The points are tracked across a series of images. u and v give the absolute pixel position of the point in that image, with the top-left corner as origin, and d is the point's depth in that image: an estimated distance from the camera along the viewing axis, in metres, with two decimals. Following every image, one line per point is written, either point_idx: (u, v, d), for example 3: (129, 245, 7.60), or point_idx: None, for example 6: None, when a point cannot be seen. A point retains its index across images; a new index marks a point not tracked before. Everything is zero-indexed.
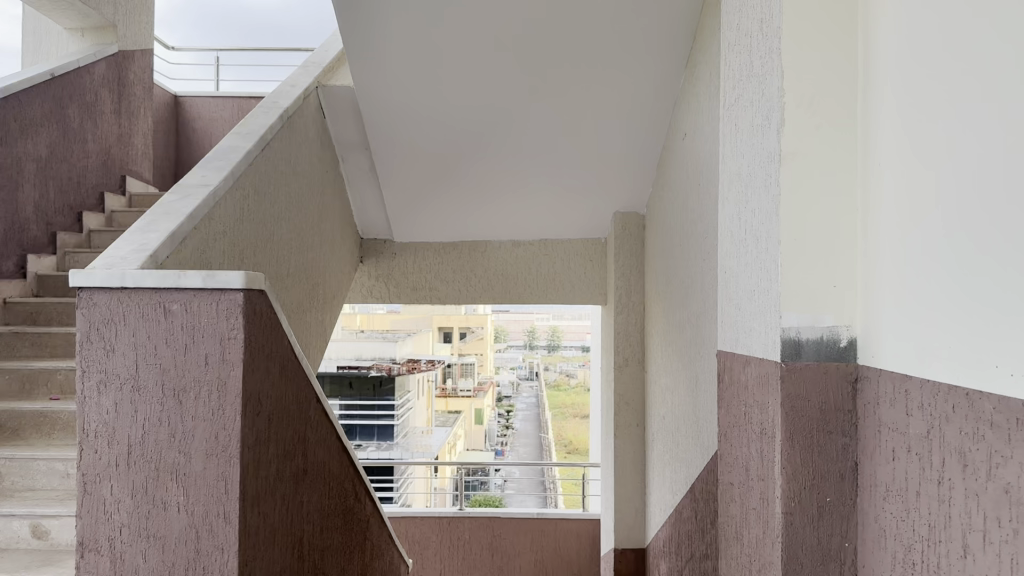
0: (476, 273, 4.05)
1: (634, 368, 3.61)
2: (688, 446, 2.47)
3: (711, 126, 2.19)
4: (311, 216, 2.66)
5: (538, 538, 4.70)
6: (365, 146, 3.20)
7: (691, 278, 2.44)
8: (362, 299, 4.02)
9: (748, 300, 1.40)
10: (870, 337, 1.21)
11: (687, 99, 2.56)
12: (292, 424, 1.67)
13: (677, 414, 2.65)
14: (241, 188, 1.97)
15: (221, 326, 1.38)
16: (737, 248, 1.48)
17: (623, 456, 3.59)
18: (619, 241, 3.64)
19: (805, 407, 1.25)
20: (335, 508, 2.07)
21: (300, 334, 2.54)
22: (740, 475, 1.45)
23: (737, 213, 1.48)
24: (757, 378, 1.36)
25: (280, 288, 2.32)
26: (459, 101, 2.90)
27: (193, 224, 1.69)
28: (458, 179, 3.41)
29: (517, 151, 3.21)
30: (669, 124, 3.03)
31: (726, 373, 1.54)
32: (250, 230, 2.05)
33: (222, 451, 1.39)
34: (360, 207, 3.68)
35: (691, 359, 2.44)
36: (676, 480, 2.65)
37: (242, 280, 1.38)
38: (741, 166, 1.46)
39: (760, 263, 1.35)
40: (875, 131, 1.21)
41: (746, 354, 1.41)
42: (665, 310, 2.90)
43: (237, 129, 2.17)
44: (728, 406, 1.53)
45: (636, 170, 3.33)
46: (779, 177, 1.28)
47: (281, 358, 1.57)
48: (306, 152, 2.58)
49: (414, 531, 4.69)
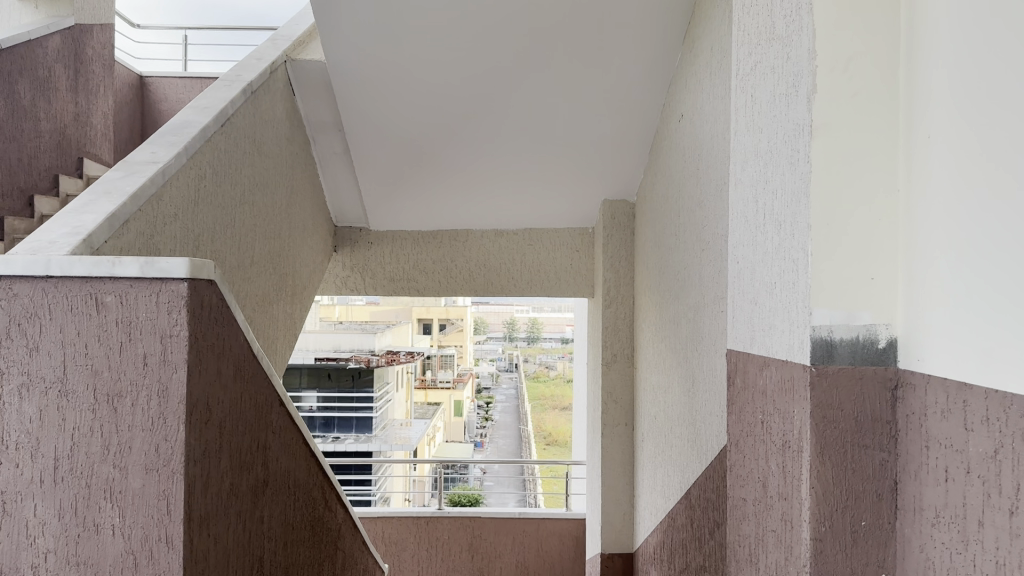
0: (457, 264, 3.87)
1: (623, 364, 3.45)
2: (684, 449, 2.31)
3: (715, 105, 2.02)
4: (280, 201, 2.47)
5: (520, 539, 4.54)
6: (338, 127, 3.01)
7: (689, 269, 2.27)
8: (336, 290, 3.83)
9: (768, 295, 1.23)
10: (913, 336, 1.05)
11: (684, 78, 2.39)
12: (250, 431, 1.49)
13: (671, 415, 2.49)
14: (196, 167, 1.78)
15: (161, 322, 1.20)
16: (753, 236, 1.31)
17: (610, 457, 3.43)
18: (608, 231, 3.47)
19: (837, 417, 1.09)
20: (302, 520, 1.89)
21: (266, 328, 2.35)
22: (756, 491, 1.29)
23: (753, 196, 1.31)
24: (778, 383, 1.19)
25: (244, 279, 2.13)
26: (439, 79, 2.72)
27: (138, 205, 1.50)
28: (437, 164, 3.22)
29: (500, 133, 3.03)
30: (663, 106, 2.86)
31: (739, 376, 1.37)
32: (207, 215, 1.85)
33: (163, 466, 1.20)
34: (333, 193, 3.49)
35: (687, 356, 2.28)
36: (670, 485, 2.49)
37: (185, 268, 1.20)
38: (758, 142, 1.29)
39: (784, 252, 1.18)
40: (921, 98, 1.04)
41: (765, 356, 1.24)
42: (657, 303, 2.74)
43: (194, 103, 1.97)
44: (741, 413, 1.36)
45: (626, 155, 3.16)
46: (808, 153, 1.11)
47: (236, 357, 1.38)
48: (273, 132, 2.39)
49: (391, 532, 4.51)
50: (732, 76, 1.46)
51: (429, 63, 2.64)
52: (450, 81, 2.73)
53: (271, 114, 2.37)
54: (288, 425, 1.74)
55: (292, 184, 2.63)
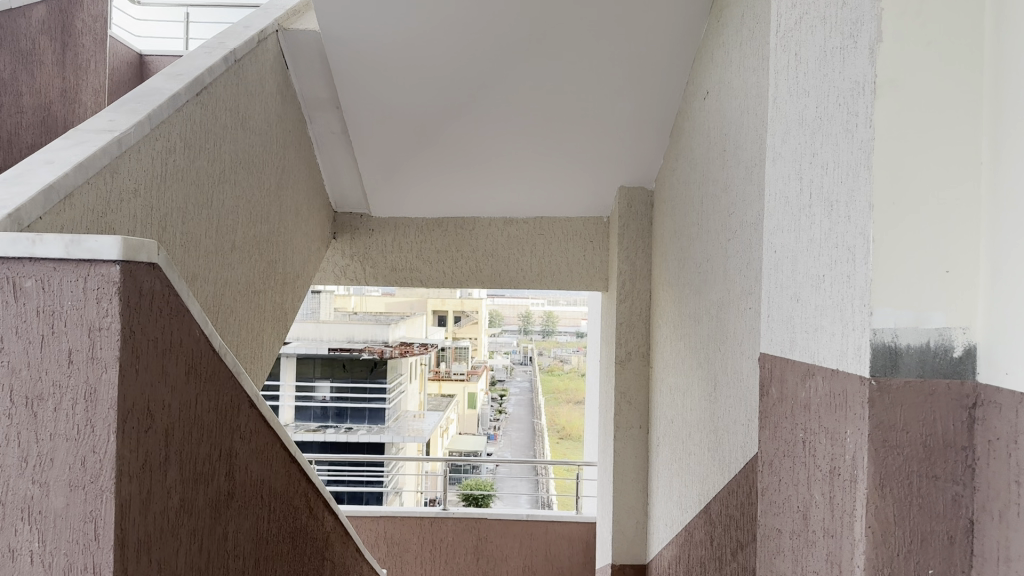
0: (463, 254, 3.67)
1: (638, 362, 3.25)
2: (703, 459, 2.11)
3: (747, 78, 1.81)
4: (268, 184, 2.28)
5: (527, 542, 4.35)
6: (335, 104, 2.82)
7: (711, 261, 2.07)
8: (334, 279, 3.64)
9: (815, 290, 1.03)
10: (997, 344, 0.84)
11: (711, 51, 2.18)
12: (209, 438, 1.30)
13: (689, 421, 2.29)
14: (163, 139, 1.59)
15: (89, 314, 1.00)
16: (795, 220, 1.10)
17: (623, 461, 3.23)
18: (624, 220, 3.27)
19: (902, 442, 0.88)
20: (280, 533, 1.70)
21: (250, 319, 2.17)
22: (794, 522, 1.09)
23: (796, 171, 1.11)
24: (826, 398, 0.99)
25: (224, 267, 1.94)
26: (443, 52, 2.52)
27: (85, 177, 1.31)
28: (441, 145, 3.03)
29: (511, 111, 2.83)
30: (687, 83, 2.65)
31: (774, 386, 1.17)
32: (177, 194, 1.66)
33: (91, 483, 1.00)
34: (332, 176, 3.30)
35: (709, 356, 2.07)
36: (687, 497, 2.29)
37: (118, 249, 1.01)
38: (806, 108, 1.09)
39: (835, 239, 0.97)
40: (1012, 46, 0.83)
41: (809, 363, 1.04)
42: (675, 299, 2.54)
43: (169, 69, 1.78)
44: (776, 428, 1.16)
45: (648, 138, 2.95)
46: (870, 116, 0.90)
47: (187, 355, 1.19)
48: (261, 107, 2.20)
49: (393, 533, 4.34)
50: (771, 34, 1.25)
51: (433, 35, 2.44)
52: (455, 55, 2.53)
53: (259, 87, 2.18)
54: (261, 428, 1.55)
55: (284, 166, 2.45)
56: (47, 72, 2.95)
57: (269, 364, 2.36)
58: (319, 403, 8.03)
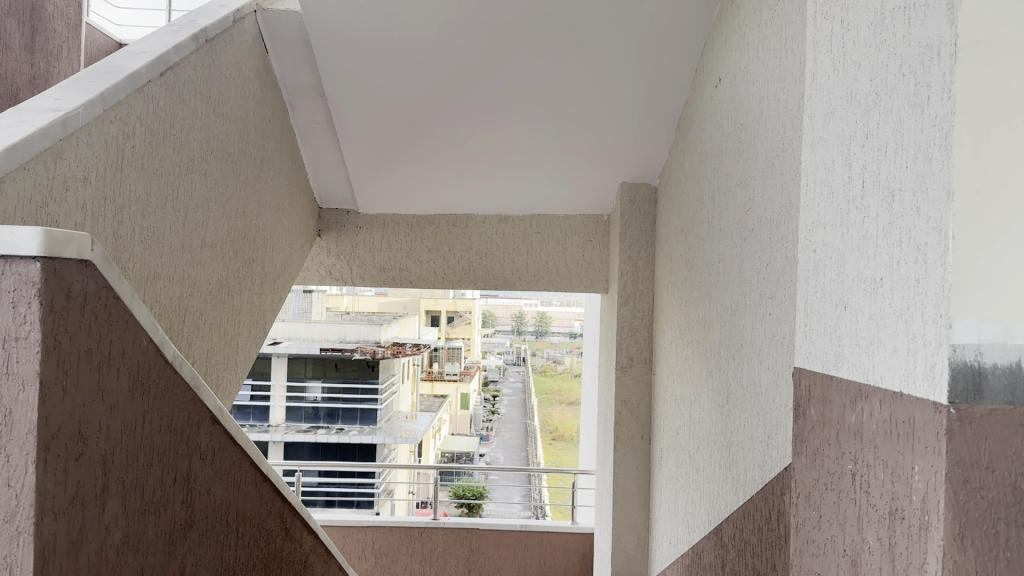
0: (455, 252, 3.50)
1: (640, 368, 3.09)
2: (714, 476, 1.95)
3: (768, 62, 1.65)
4: (245, 177, 2.11)
5: (521, 553, 4.18)
6: (320, 92, 2.65)
7: (726, 261, 1.90)
8: (319, 279, 3.46)
9: (871, 296, 0.87)
10: None
11: (724, 34, 2.02)
12: (160, 461, 1.13)
13: (698, 433, 2.13)
14: (120, 121, 1.42)
15: (4, 321, 0.84)
16: (842, 215, 0.95)
17: (624, 473, 3.08)
18: (625, 218, 3.10)
19: (989, 485, 0.72)
20: (250, 561, 1.53)
21: (223, 322, 2.00)
22: (840, 569, 0.92)
23: (843, 156, 0.95)
24: (885, 426, 0.83)
25: (193, 266, 1.78)
26: (438, 36, 2.37)
27: (20, 161, 1.14)
28: (432, 137, 2.87)
29: (508, 101, 2.66)
30: (696, 72, 2.49)
31: (815, 407, 1.01)
32: (137, 185, 1.49)
33: (5, 524, 0.83)
34: (317, 170, 3.13)
35: (722, 366, 1.91)
36: (694, 515, 2.13)
37: (39, 243, 0.84)
38: (857, 82, 0.93)
39: (898, 235, 0.82)
40: None
41: (861, 382, 0.88)
42: (682, 303, 2.38)
43: (131, 46, 1.61)
44: (816, 455, 1.00)
45: (652, 129, 2.79)
46: (947, 85, 0.74)
47: (131, 368, 1.02)
48: (237, 93, 2.03)
49: (381, 543, 4.17)
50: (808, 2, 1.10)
51: (426, 15, 2.28)
52: (449, 37, 2.37)
53: (235, 71, 2.01)
54: (226, 446, 1.38)
55: (264, 158, 2.28)
56: (14, 58, 2.76)
57: (243, 371, 2.19)
58: (309, 404, 7.95)
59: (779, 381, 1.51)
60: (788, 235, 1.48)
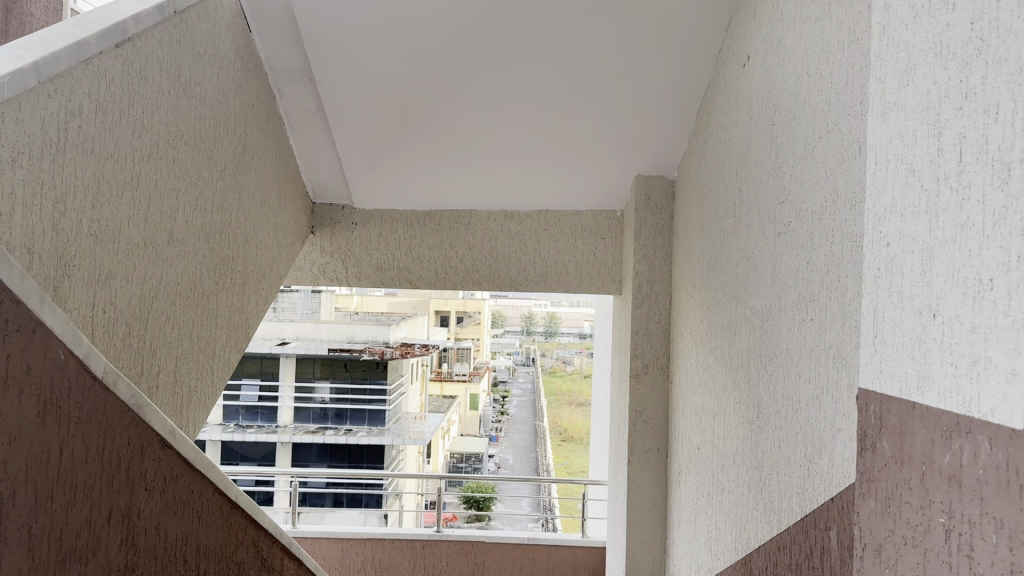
0: (457, 251, 3.31)
1: (656, 375, 2.89)
2: (742, 499, 1.75)
3: (807, 30, 1.45)
4: (223, 168, 1.92)
5: (529, 568, 3.99)
6: (310, 76, 2.46)
7: (756, 259, 1.70)
8: (312, 279, 3.29)
9: (975, 300, 0.67)
10: None
11: (753, 4, 1.81)
12: (88, 499, 0.93)
13: (722, 451, 1.93)
14: (63, 97, 1.23)
15: None
16: (929, 198, 0.74)
17: (639, 488, 2.88)
18: (640, 213, 2.90)
19: None
20: None
21: (195, 325, 1.80)
22: None
23: (928, 120, 0.75)
24: (998, 473, 0.63)
25: (157, 263, 1.59)
26: (437, 10, 2.18)
27: None
28: (433, 124, 2.68)
29: (514, 85, 2.47)
30: (719, 51, 2.29)
31: (890, 440, 0.80)
32: (85, 168, 1.31)
33: None
34: (309, 162, 2.95)
35: (751, 377, 1.71)
36: (718, 541, 1.93)
37: None
38: (949, 29, 0.72)
39: (1019, 221, 0.62)
40: None
41: (960, 415, 0.68)
42: (703, 306, 2.18)
43: (85, 14, 1.43)
44: (889, 501, 0.80)
45: (669, 116, 2.59)
46: None
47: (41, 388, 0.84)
48: (213, 73, 1.84)
49: (382, 556, 3.98)
50: None
51: None
52: (449, 11, 2.18)
53: (211, 48, 1.82)
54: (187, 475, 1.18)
55: (246, 146, 2.09)
56: None
57: (218, 380, 1.99)
58: (317, 405, 7.72)
59: (823, 399, 1.31)
60: (836, 227, 1.28)
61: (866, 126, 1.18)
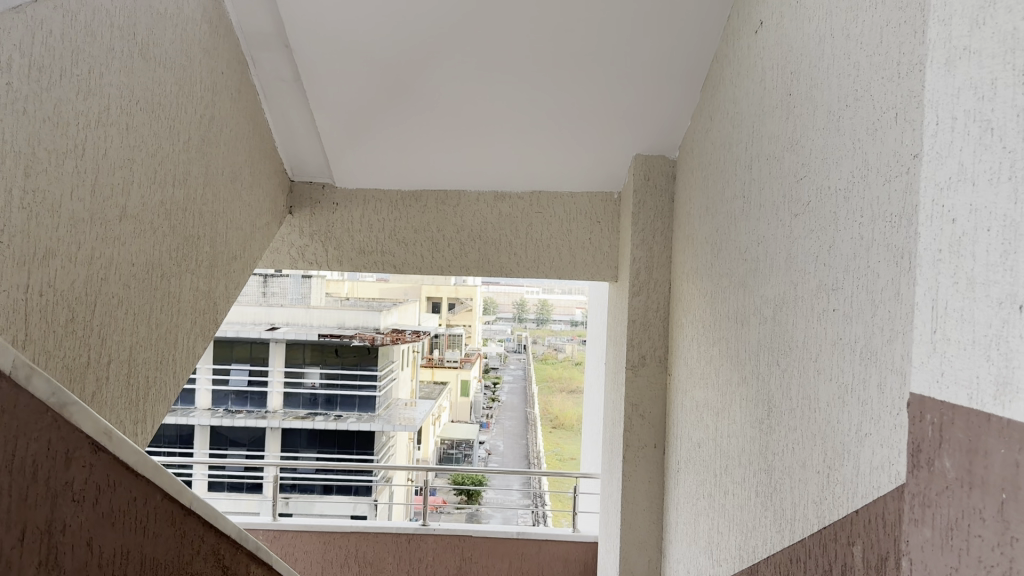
0: (445, 234, 3.15)
1: (653, 367, 2.76)
2: (749, 504, 1.61)
3: None
4: (187, 139, 1.76)
5: (517, 563, 3.86)
6: (286, 43, 2.31)
7: (768, 240, 1.55)
8: (289, 261, 3.12)
9: None
10: None
11: None
12: None
13: (726, 450, 1.79)
14: None
15: None
16: (1015, 161, 0.60)
17: (634, 485, 2.74)
18: (638, 196, 2.76)
19: None
20: None
21: (153, 310, 1.65)
22: None
23: (1015, 64, 0.60)
24: None
25: (108, 240, 1.44)
26: None
27: None
28: (421, 97, 2.53)
29: (505, 55, 2.32)
30: (726, 19, 2.15)
31: (955, 458, 0.66)
32: (18, 131, 1.16)
33: None
34: (287, 137, 2.79)
35: (760, 372, 1.57)
36: (720, 547, 1.79)
37: None
38: None
39: None
40: None
41: None
42: (706, 295, 2.04)
43: None
44: (952, 531, 0.66)
45: (672, 90, 2.44)
46: None
47: None
48: (178, 33, 1.69)
49: (366, 551, 3.84)
50: None
51: None
52: None
53: (174, 6, 1.66)
54: None
55: (214, 116, 1.93)
56: None
57: (181, 368, 1.84)
58: (308, 391, 7.48)
59: (847, 399, 1.17)
60: (864, 205, 1.14)
61: (902, 88, 1.04)
